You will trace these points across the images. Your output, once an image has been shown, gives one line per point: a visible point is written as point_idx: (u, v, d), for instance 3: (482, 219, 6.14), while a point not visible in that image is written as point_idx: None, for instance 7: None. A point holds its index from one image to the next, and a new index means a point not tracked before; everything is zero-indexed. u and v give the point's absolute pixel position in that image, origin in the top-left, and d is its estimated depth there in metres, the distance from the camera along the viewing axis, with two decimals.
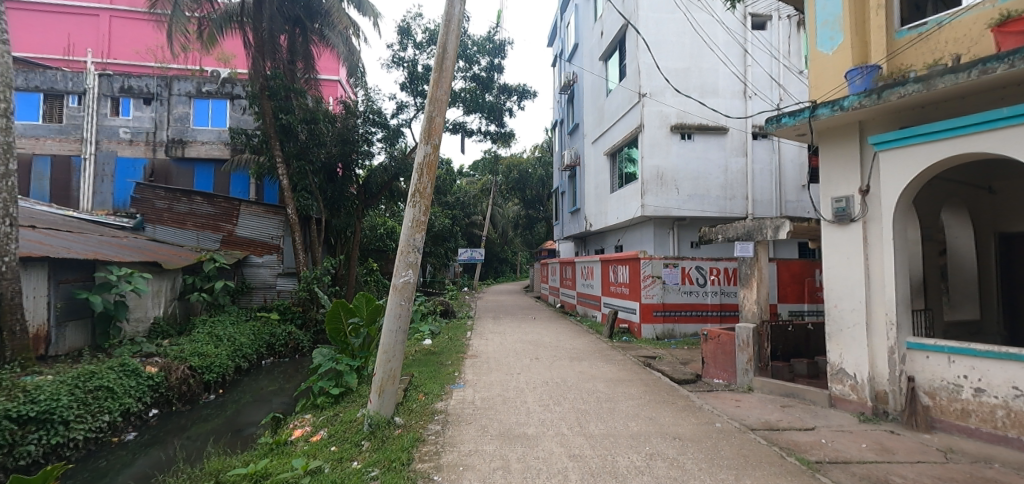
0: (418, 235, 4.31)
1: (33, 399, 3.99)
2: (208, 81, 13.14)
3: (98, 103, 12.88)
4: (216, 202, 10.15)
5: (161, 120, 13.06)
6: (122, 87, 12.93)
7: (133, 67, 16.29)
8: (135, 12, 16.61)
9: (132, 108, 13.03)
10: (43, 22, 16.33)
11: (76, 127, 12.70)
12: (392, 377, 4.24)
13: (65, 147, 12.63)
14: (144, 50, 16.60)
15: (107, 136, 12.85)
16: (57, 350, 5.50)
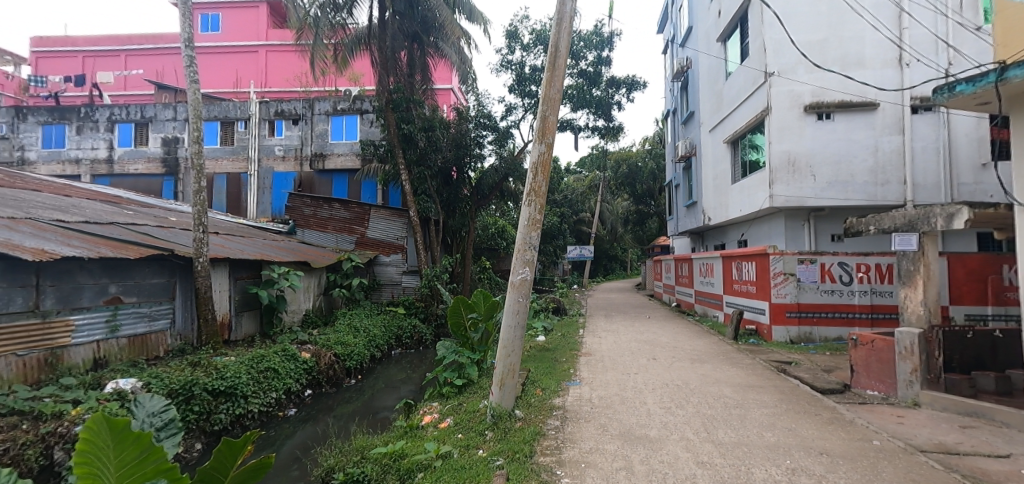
0: (534, 232, 4.39)
1: (222, 375, 4.82)
2: (342, 99, 14.78)
3: (259, 126, 15.08)
4: (350, 207, 11.31)
5: (306, 137, 14.94)
6: (277, 111, 15.03)
7: (284, 93, 18.98)
8: (285, 44, 19.33)
9: (284, 128, 15.05)
10: (218, 63, 19.66)
11: (243, 148, 15.03)
12: (511, 371, 4.36)
13: (236, 165, 15.01)
14: (292, 77, 19.29)
15: (266, 154, 15.00)
16: (237, 335, 6.60)
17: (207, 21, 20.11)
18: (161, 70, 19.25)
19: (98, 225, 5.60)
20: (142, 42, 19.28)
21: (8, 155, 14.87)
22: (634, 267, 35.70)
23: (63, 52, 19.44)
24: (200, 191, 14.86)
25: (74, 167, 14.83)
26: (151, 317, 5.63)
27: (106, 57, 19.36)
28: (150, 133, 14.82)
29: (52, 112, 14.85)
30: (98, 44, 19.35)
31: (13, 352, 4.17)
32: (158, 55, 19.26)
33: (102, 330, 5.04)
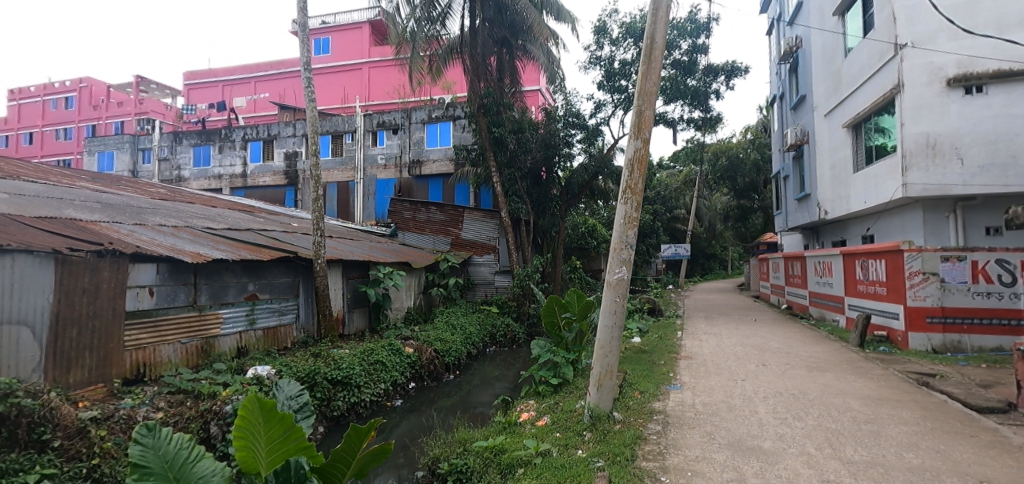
0: (631, 231, 4.27)
1: (339, 366, 5.30)
2: (436, 107, 15.61)
3: (364, 137, 16.37)
4: (445, 210, 11.87)
5: (405, 145, 15.95)
6: (379, 122, 16.22)
7: (384, 105, 20.50)
8: (385, 60, 20.87)
9: (385, 138, 16.21)
10: (328, 81, 21.73)
11: (351, 159, 16.41)
12: (609, 373, 4.28)
13: (345, 174, 16.41)
14: (391, 89, 20.74)
15: (370, 163, 16.25)
16: (349, 330, 7.22)
17: (318, 45, 22.26)
18: (283, 92, 21.64)
19: (237, 231, 6.43)
20: (266, 69, 21.81)
21: (169, 174, 17.65)
22: (734, 266, 33.32)
23: (208, 83, 22.61)
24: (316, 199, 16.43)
25: (217, 182, 17.19)
26: (281, 311, 6.36)
27: (239, 85, 22.19)
28: (275, 149, 16.73)
29: (200, 135, 17.36)
30: (233, 74, 22.22)
31: (178, 339, 5.04)
32: (280, 79, 21.67)
33: (243, 323, 5.80)
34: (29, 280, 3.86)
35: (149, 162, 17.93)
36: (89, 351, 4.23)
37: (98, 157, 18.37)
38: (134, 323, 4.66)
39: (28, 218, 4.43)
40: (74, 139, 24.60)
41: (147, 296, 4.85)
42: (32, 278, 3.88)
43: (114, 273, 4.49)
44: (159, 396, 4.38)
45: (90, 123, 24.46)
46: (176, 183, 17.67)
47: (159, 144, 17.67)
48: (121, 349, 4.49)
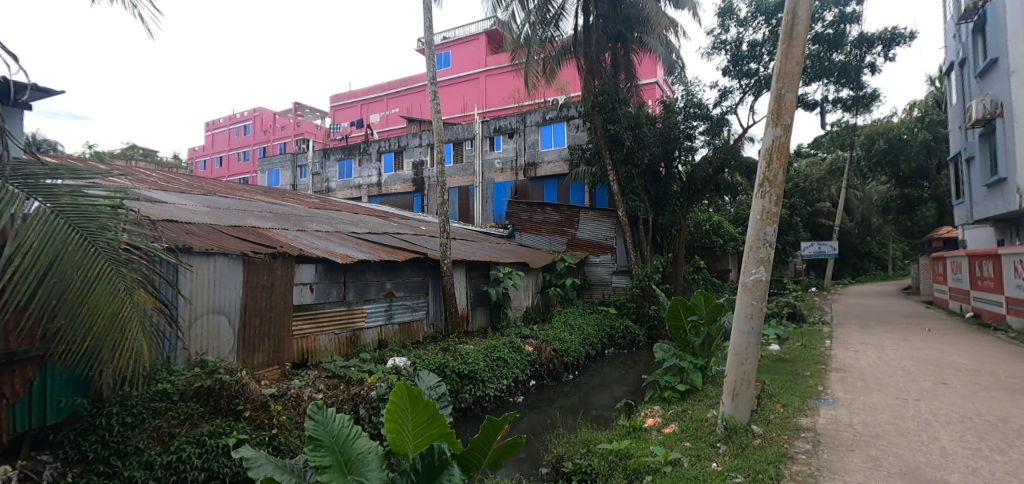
0: (769, 228, 3.89)
1: (465, 361, 5.63)
2: (551, 109, 15.79)
3: (482, 143, 17.16)
4: (561, 211, 11.94)
5: (520, 148, 16.41)
6: (495, 127, 16.90)
7: (500, 110, 21.37)
8: (500, 67, 21.71)
9: (502, 142, 16.85)
10: (449, 92, 23.33)
11: (470, 165, 17.36)
12: (746, 382, 3.93)
13: (466, 179, 17.40)
14: (506, 95, 21.51)
15: (488, 168, 17.00)
16: (473, 326, 7.62)
17: (440, 60, 23.90)
18: (410, 107, 23.62)
19: (376, 235, 7.16)
20: (395, 86, 23.96)
21: (320, 186, 20.33)
22: (896, 266, 28.53)
23: (348, 104, 25.53)
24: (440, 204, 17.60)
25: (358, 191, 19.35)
26: (414, 308, 6.93)
27: (374, 103, 24.69)
28: (404, 159, 18.34)
29: (344, 151, 19.70)
30: (368, 93, 24.78)
31: (333, 330, 5.77)
32: (408, 95, 23.67)
33: (383, 317, 6.43)
34: (225, 278, 4.70)
35: (305, 177, 20.83)
36: (268, 337, 5.05)
37: (268, 174, 21.83)
38: (299, 315, 5.42)
39: (224, 227, 5.40)
40: (250, 161, 29.51)
41: (308, 292, 5.59)
42: (227, 276, 4.72)
43: (284, 272, 5.26)
44: (319, 379, 5.06)
45: (261, 146, 29.12)
46: (325, 194, 20.29)
47: (312, 161, 20.42)
48: (290, 337, 5.26)
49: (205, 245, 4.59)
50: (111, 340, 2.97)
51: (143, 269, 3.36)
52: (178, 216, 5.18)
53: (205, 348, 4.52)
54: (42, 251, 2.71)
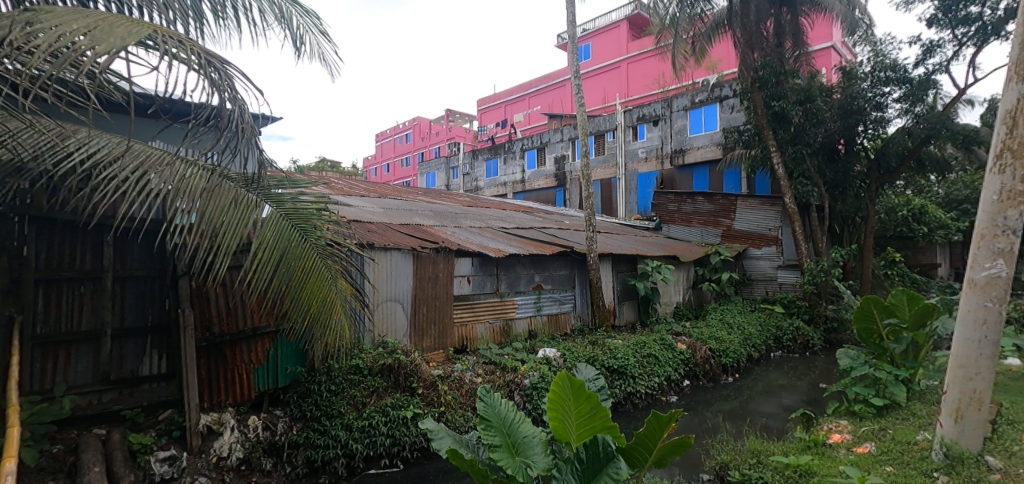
0: (1011, 211, 3.07)
1: (615, 355, 5.59)
2: (700, 91, 14.74)
3: (624, 133, 16.73)
4: (714, 200, 11.30)
5: (666, 135, 15.67)
6: (639, 116, 16.35)
7: (643, 98, 20.63)
8: (643, 52, 20.86)
9: (646, 131, 16.26)
10: (590, 84, 23.30)
11: (612, 156, 17.12)
12: (975, 402, 3.17)
13: (607, 171, 17.23)
14: (650, 81, 20.63)
15: (631, 158, 16.58)
16: (620, 321, 7.52)
17: (580, 53, 23.92)
18: (550, 103, 24.10)
19: (524, 230, 7.45)
20: (535, 84, 24.62)
21: (470, 186, 21.99)
22: None
23: (493, 106, 26.99)
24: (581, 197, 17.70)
25: (504, 189, 20.45)
26: (561, 300, 7.07)
27: (516, 103, 25.71)
28: (547, 155, 18.81)
29: (490, 151, 21.02)
30: (511, 93, 25.80)
31: (488, 319, 6.18)
32: (548, 92, 24.17)
33: (532, 309, 6.68)
34: (400, 270, 5.32)
35: (456, 177, 22.74)
36: (434, 324, 5.61)
37: (426, 177, 24.36)
38: (459, 305, 5.90)
39: (397, 225, 6.11)
40: (411, 166, 33.18)
41: (466, 284, 6.03)
42: (401, 268, 5.34)
43: (445, 265, 5.77)
44: (478, 364, 5.49)
45: (420, 152, 32.54)
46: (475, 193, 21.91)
47: (463, 162, 22.14)
48: (452, 325, 5.78)
49: (384, 241, 5.24)
50: (324, 319, 3.83)
51: (342, 261, 4.14)
52: (361, 217, 6.00)
53: (385, 331, 5.18)
54: (277, 246, 3.51)
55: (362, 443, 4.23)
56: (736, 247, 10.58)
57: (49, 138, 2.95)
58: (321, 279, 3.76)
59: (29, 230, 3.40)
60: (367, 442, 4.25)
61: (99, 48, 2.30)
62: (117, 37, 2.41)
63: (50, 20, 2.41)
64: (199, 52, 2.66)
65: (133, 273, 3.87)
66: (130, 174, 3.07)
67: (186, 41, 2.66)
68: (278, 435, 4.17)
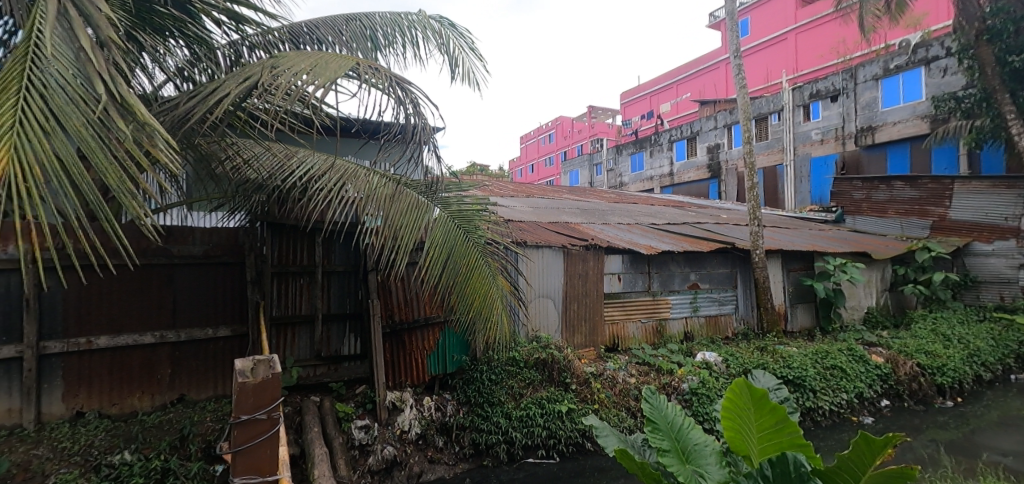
0: None
1: (789, 365, 5.07)
2: (897, 55, 12.32)
3: (793, 113, 14.86)
4: (920, 185, 9.42)
5: (849, 112, 13.53)
6: (812, 93, 14.30)
7: (818, 71, 18.07)
8: (818, 18, 18.23)
9: (821, 109, 14.22)
10: (751, 62, 21.21)
11: (777, 140, 15.39)
12: None
13: (772, 158, 15.62)
14: (827, 51, 17.93)
15: (802, 141, 14.70)
16: (794, 327, 6.78)
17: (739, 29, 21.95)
18: (702, 88, 22.50)
19: (676, 226, 7.06)
20: (685, 70, 23.20)
21: (614, 182, 21.71)
22: None
23: (637, 97, 26.16)
24: (739, 187, 16.15)
25: (651, 183, 19.75)
26: (721, 301, 6.56)
27: (663, 92, 24.54)
28: (698, 144, 17.64)
29: (634, 145, 20.47)
30: (657, 83, 24.70)
31: (639, 318, 6.02)
32: (699, 76, 22.59)
33: (688, 309, 6.30)
34: (550, 267, 5.44)
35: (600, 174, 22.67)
36: (585, 321, 5.64)
37: (570, 174, 24.83)
38: (610, 303, 5.84)
39: (545, 223, 6.27)
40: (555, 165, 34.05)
41: (616, 282, 5.92)
42: (552, 265, 5.46)
43: (595, 262, 5.74)
44: (631, 364, 5.41)
45: (563, 150, 33.08)
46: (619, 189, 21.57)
47: (607, 158, 21.90)
48: (603, 323, 5.75)
49: (535, 239, 5.42)
50: (484, 315, 4.04)
51: (500, 258, 4.36)
52: (513, 216, 6.29)
53: (538, 326, 5.36)
54: (444, 244, 3.84)
55: (520, 432, 4.47)
56: (953, 241, 8.74)
57: (278, 159, 3.66)
58: (481, 276, 3.99)
59: (267, 233, 4.28)
60: (525, 431, 4.49)
61: (318, 81, 2.79)
62: (331, 70, 2.89)
63: (285, 63, 2.98)
64: (390, 77, 3.05)
65: (336, 268, 4.60)
66: (334, 186, 3.66)
67: (379, 69, 3.08)
68: (448, 416, 4.55)
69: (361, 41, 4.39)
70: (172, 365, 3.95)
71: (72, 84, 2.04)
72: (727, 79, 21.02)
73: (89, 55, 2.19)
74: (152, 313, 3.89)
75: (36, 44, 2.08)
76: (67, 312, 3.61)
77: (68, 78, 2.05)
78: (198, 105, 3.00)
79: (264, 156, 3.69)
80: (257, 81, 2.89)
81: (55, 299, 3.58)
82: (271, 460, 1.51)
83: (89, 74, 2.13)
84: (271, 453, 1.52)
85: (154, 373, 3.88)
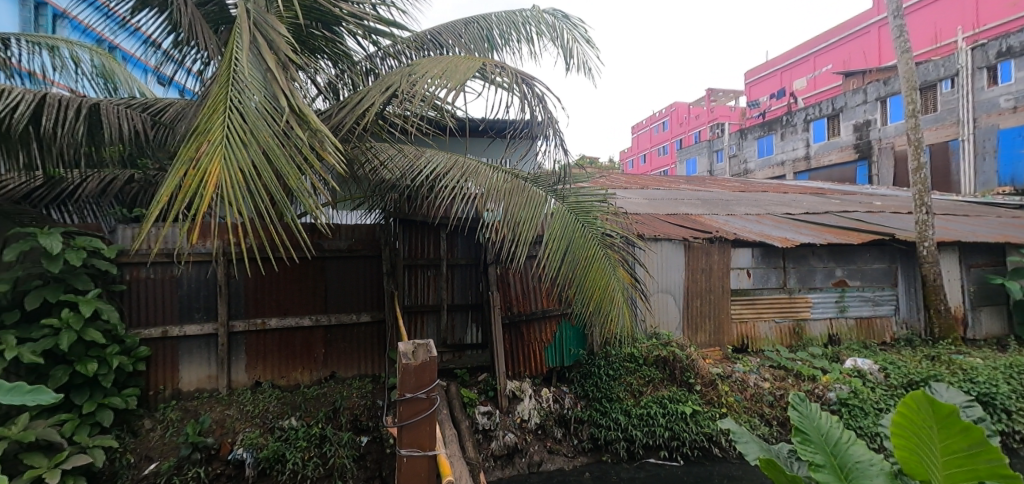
0: None
1: (972, 379, 4.44)
2: None
3: (973, 78, 12.37)
4: None
5: None
6: (1000, 51, 11.87)
7: (1010, 24, 14.85)
8: None
9: (1013, 69, 11.65)
10: (914, 21, 18.14)
11: (950, 111, 13.04)
12: None
13: (942, 133, 13.35)
14: None
15: (985, 110, 12.19)
16: (975, 333, 5.80)
17: None
18: (848, 58, 19.77)
19: (816, 215, 6.31)
20: (826, 38, 20.56)
21: (738, 169, 20.28)
22: None
23: (766, 75, 23.82)
24: (897, 170, 14.02)
25: (782, 169, 17.96)
26: (876, 301, 5.80)
27: (798, 66, 22.03)
28: (842, 122, 15.54)
29: (763, 127, 18.77)
30: (791, 57, 22.35)
31: (773, 318, 5.53)
32: (844, 45, 19.87)
33: (833, 309, 5.66)
34: (670, 261, 5.25)
35: (720, 162, 21.52)
36: (709, 318, 5.36)
37: (687, 163, 24.02)
38: (738, 300, 5.43)
39: (663, 215, 5.99)
40: (670, 154, 32.83)
41: (746, 277, 5.47)
42: (672, 259, 5.26)
43: (721, 256, 5.36)
44: (765, 368, 5.07)
45: (677, 138, 31.66)
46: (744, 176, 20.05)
47: (729, 143, 20.51)
48: (730, 321, 5.41)
49: (654, 232, 5.26)
50: (602, 307, 3.88)
51: (620, 250, 4.19)
52: (629, 207, 6.16)
53: (658, 323, 5.27)
54: (564, 236, 3.82)
55: (641, 430, 4.34)
56: None
57: (409, 160, 3.94)
58: (600, 268, 3.88)
59: (399, 228, 4.64)
60: (646, 430, 4.35)
61: (450, 85, 3.00)
62: (461, 73, 3.08)
63: (420, 69, 3.21)
64: (515, 74, 3.15)
65: (459, 261, 4.85)
66: (457, 182, 3.85)
67: (505, 67, 3.18)
68: (566, 409, 4.54)
69: (479, 42, 4.53)
70: (326, 345, 4.49)
71: (262, 101, 2.49)
72: (879, 45, 18.22)
73: (274, 75, 2.64)
74: (307, 299, 4.47)
75: (235, 68, 2.54)
76: (248, 297, 4.31)
77: (262, 96, 2.51)
78: (347, 115, 3.38)
79: (397, 157, 4.00)
80: (395, 88, 3.16)
81: (239, 286, 4.29)
82: (429, 438, 1.66)
83: (274, 92, 2.59)
84: (429, 430, 1.67)
85: (312, 351, 4.46)
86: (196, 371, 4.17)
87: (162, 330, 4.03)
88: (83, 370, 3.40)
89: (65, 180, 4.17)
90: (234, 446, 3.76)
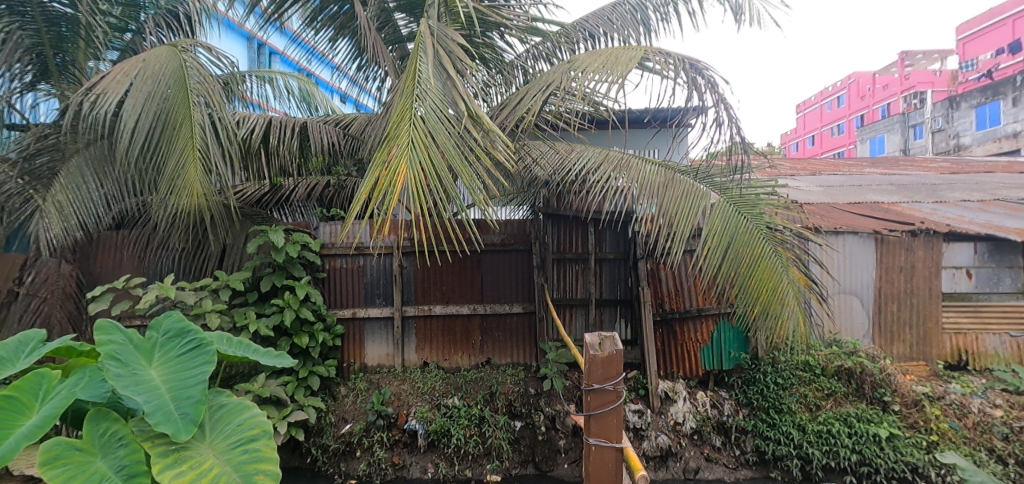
0: None
1: None
2: None
3: None
4: None
5: None
6: None
7: None
8: None
9: None
10: None
11: None
12: None
13: None
14: None
15: None
16: None
17: None
18: None
19: None
20: None
21: (945, 145, 16.93)
22: None
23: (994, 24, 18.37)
24: None
25: (1013, 142, 14.11)
26: None
27: None
28: None
29: (984, 92, 15.16)
30: None
31: (1007, 331, 4.55)
32: None
33: None
34: (857, 259, 4.65)
35: (920, 139, 18.30)
36: (910, 327, 4.61)
37: (874, 142, 21.05)
38: (953, 305, 4.59)
39: (843, 204, 5.32)
40: (848, 133, 28.39)
41: (965, 279, 4.64)
42: (859, 256, 4.65)
43: (927, 252, 4.58)
44: (993, 391, 4.21)
45: (858, 114, 27.23)
46: (958, 152, 16.50)
47: (932, 116, 17.36)
48: (941, 331, 4.57)
49: (834, 225, 4.73)
50: (771, 311, 3.44)
51: (795, 248, 3.66)
52: (799, 197, 5.58)
53: (839, 328, 4.68)
54: (725, 233, 3.50)
55: (819, 449, 3.81)
56: None
57: (560, 156, 3.96)
58: (770, 268, 3.44)
59: (548, 223, 4.75)
60: (825, 450, 3.81)
61: (612, 78, 2.99)
62: (623, 64, 3.03)
63: (580, 64, 3.24)
64: (683, 60, 3.00)
65: (607, 255, 4.79)
66: (607, 177, 3.75)
67: (671, 53, 3.05)
68: (725, 416, 4.19)
69: (632, 26, 4.39)
70: (482, 333, 4.82)
71: (440, 107, 2.74)
72: None
73: (452, 82, 2.90)
74: (466, 290, 4.83)
75: (420, 78, 2.82)
76: (417, 286, 4.84)
77: (440, 102, 2.76)
78: (507, 115, 3.56)
79: (549, 154, 4.06)
80: (555, 84, 3.25)
81: (410, 276, 4.83)
82: (616, 430, 1.94)
83: (452, 98, 2.83)
84: (614, 422, 1.94)
85: (470, 338, 4.82)
86: (379, 348, 4.80)
87: (352, 312, 4.73)
88: (299, 342, 4.18)
89: (284, 186, 5.05)
90: (409, 417, 4.25)
